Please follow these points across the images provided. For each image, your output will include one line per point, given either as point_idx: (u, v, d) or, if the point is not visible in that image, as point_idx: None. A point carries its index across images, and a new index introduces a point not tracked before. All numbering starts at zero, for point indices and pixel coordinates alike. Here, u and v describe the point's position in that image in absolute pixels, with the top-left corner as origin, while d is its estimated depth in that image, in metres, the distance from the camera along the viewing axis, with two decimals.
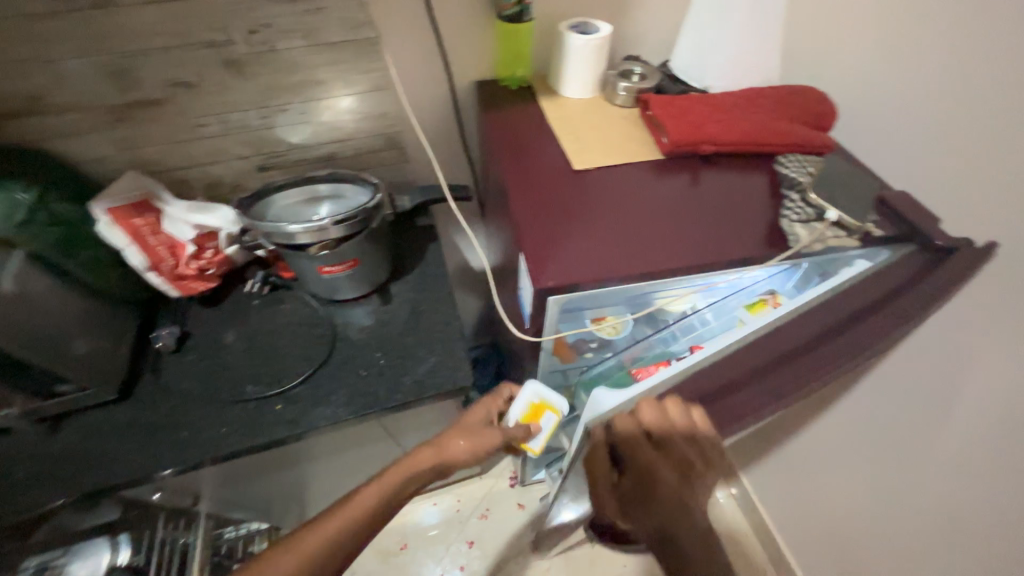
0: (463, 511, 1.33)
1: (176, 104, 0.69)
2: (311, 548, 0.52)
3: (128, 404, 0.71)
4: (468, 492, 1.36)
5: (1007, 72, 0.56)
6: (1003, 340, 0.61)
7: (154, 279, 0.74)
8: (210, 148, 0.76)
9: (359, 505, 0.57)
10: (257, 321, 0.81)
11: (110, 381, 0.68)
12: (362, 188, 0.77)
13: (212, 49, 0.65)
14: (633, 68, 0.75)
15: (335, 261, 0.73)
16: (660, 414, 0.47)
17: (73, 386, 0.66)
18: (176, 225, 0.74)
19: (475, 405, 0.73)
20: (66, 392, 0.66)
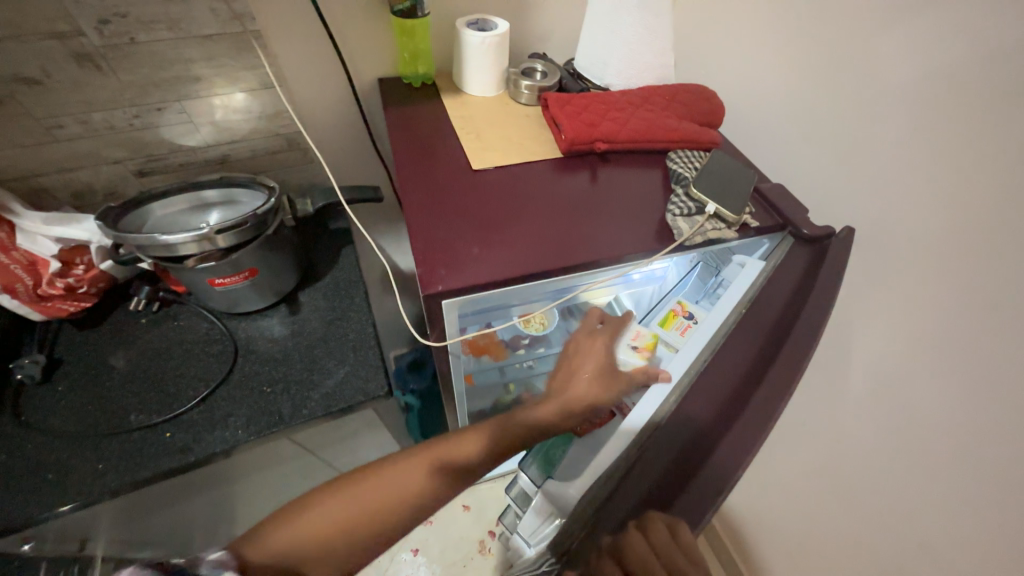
0: None
1: (21, 104, 0.60)
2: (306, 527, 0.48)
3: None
4: None
5: (874, 79, 0.64)
6: (884, 311, 0.68)
7: (9, 302, 0.65)
8: (72, 152, 0.67)
9: (334, 511, 0.49)
10: (145, 340, 0.74)
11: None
12: (257, 193, 0.72)
13: (58, 41, 0.57)
14: (535, 66, 0.75)
15: (227, 272, 0.68)
16: (638, 540, 0.34)
17: None
18: (32, 240, 0.66)
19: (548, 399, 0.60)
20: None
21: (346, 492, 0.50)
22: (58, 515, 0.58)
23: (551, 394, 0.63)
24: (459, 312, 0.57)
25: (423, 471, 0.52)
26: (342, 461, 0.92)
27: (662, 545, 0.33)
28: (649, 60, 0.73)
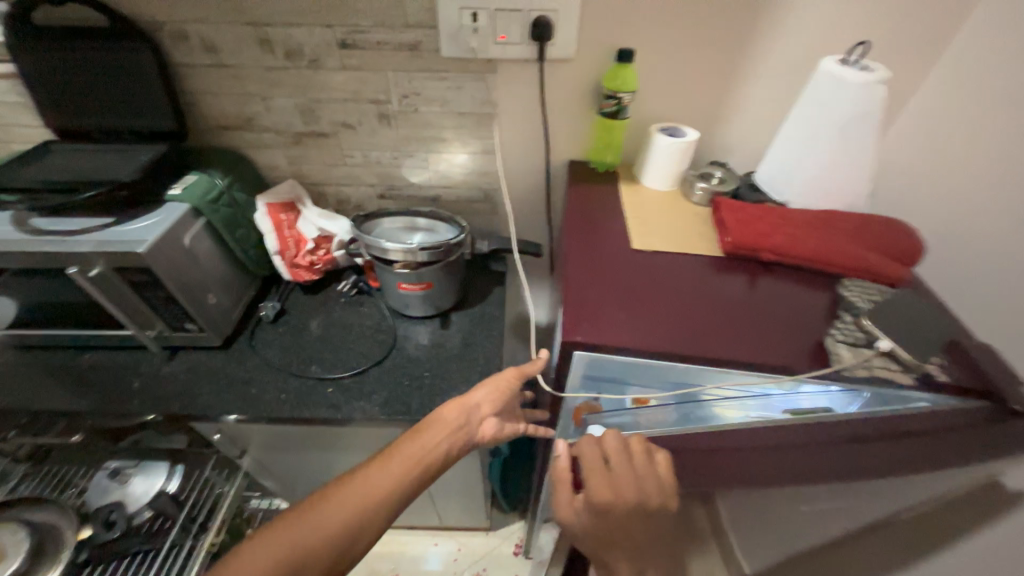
0: (460, 561, 1.30)
1: (337, 138, 0.89)
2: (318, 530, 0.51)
3: (224, 354, 0.86)
4: (471, 544, 1.33)
5: None
6: None
7: (277, 262, 0.91)
8: (348, 174, 0.95)
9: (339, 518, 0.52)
10: (338, 315, 0.95)
11: (220, 331, 0.84)
12: (453, 228, 0.90)
13: (373, 104, 0.84)
14: (714, 172, 0.81)
15: (412, 280, 0.85)
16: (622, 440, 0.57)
17: (197, 327, 0.82)
18: (306, 225, 0.93)
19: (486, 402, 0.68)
20: (190, 330, 0.82)
21: (343, 496, 0.53)
22: (227, 420, 0.78)
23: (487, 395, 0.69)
24: (585, 367, 0.61)
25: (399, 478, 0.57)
26: None
27: (637, 449, 0.57)
28: (837, 186, 0.72)
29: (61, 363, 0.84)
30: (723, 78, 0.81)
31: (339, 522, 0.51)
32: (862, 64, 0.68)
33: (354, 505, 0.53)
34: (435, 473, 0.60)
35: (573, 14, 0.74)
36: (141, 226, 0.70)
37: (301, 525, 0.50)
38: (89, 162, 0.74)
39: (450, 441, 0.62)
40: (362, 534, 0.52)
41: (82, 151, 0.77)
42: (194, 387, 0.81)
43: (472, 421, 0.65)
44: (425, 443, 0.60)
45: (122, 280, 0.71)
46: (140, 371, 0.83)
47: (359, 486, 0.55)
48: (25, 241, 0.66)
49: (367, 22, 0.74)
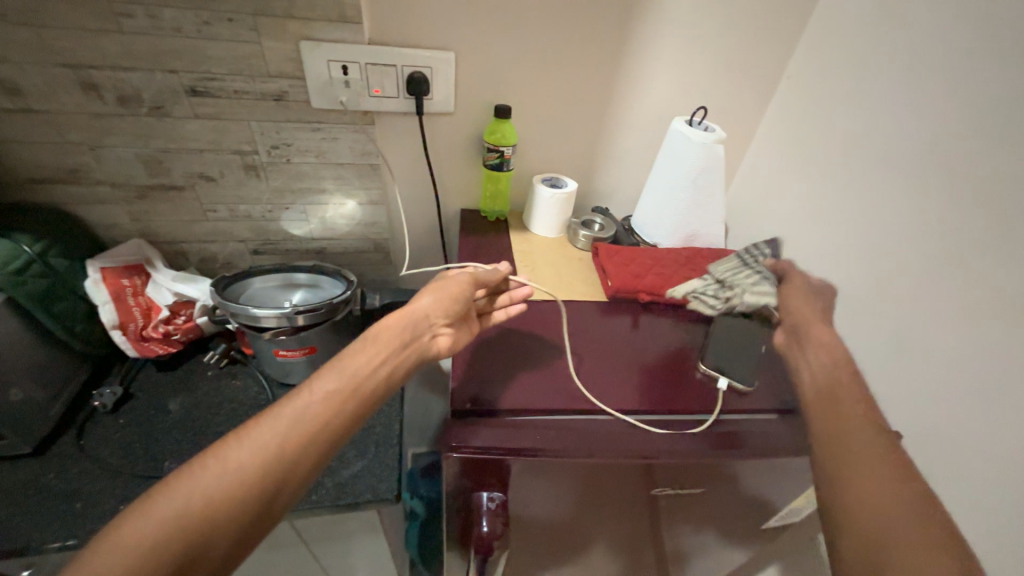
0: None
1: (194, 191, 0.79)
2: (226, 473, 0.38)
3: (37, 463, 0.68)
4: None
5: None
6: None
7: (118, 338, 0.76)
8: (213, 229, 0.84)
9: (252, 454, 0.40)
10: (205, 392, 0.81)
11: (28, 436, 0.66)
12: (340, 283, 0.83)
13: (237, 155, 0.76)
14: (594, 219, 0.86)
15: (292, 346, 0.76)
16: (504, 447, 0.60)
17: None
18: (158, 291, 0.80)
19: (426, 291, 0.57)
20: None
21: (260, 427, 0.42)
22: (48, 551, 0.60)
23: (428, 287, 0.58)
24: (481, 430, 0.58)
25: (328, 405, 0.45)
26: (332, 560, 0.87)
27: None
28: (697, 229, 0.81)
29: None
30: (595, 132, 0.87)
31: (256, 458, 0.40)
32: (704, 125, 0.77)
33: (277, 436, 0.41)
34: (380, 394, 0.49)
35: (448, 71, 0.75)
36: None
37: (209, 471, 0.38)
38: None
39: (395, 359, 0.51)
40: (297, 465, 0.41)
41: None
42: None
43: (422, 333, 0.54)
44: (361, 362, 0.49)
45: None
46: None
47: (279, 417, 0.43)
48: None
49: (221, 70, 0.67)
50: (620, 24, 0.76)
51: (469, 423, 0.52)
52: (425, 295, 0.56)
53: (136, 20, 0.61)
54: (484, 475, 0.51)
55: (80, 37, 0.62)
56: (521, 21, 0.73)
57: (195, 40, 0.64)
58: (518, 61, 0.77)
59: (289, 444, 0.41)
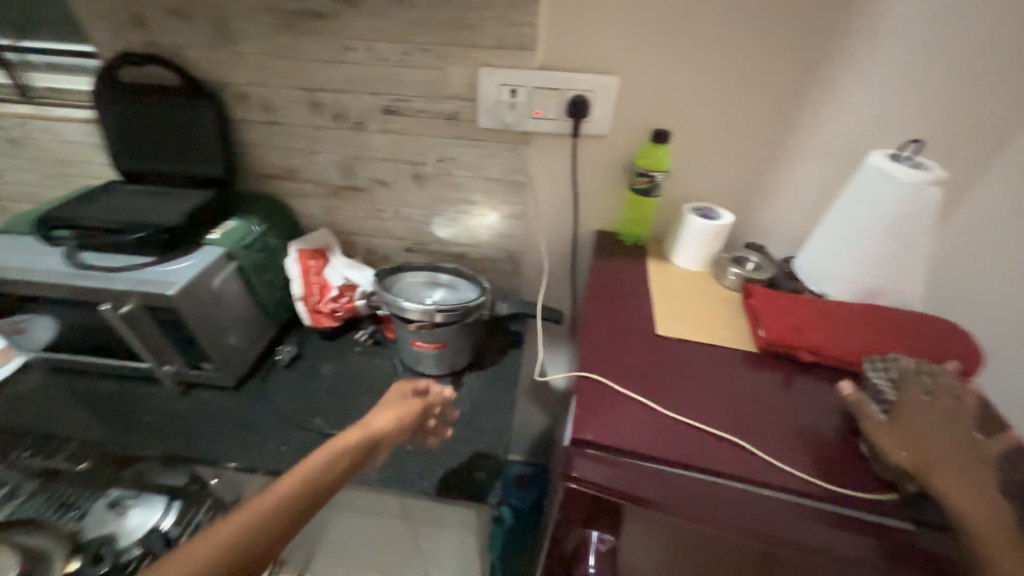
0: None
1: (371, 193, 0.92)
2: (209, 555, 0.44)
3: (234, 396, 0.87)
4: None
5: None
6: None
7: (300, 307, 0.93)
8: (379, 226, 0.98)
9: (231, 536, 0.46)
10: (351, 364, 0.94)
11: (233, 374, 0.85)
12: (474, 287, 0.89)
13: (409, 165, 0.86)
14: (749, 257, 0.77)
15: (427, 339, 0.84)
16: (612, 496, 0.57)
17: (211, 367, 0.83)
18: (333, 273, 0.93)
19: (382, 408, 0.70)
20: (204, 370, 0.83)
21: (248, 512, 0.48)
22: (231, 468, 0.76)
23: (387, 402, 0.71)
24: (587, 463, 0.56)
25: (301, 499, 0.52)
26: (426, 542, 0.94)
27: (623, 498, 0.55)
28: (884, 285, 0.67)
29: (87, 390, 0.87)
30: (759, 162, 0.79)
31: (237, 541, 0.45)
32: (912, 161, 0.64)
33: (259, 521, 0.48)
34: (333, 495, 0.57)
35: (609, 95, 0.74)
36: (180, 267, 0.73)
37: (203, 545, 0.44)
38: (146, 203, 0.80)
39: (353, 463, 0.60)
40: (270, 550, 0.48)
41: (135, 192, 0.82)
42: (199, 429, 0.81)
43: (372, 448, 0.64)
44: (328, 462, 0.57)
45: (150, 318, 0.73)
46: (151, 405, 0.84)
47: (265, 500, 0.49)
48: (71, 272, 0.70)
49: (411, 92, 0.77)
50: (809, 48, 0.69)
51: (588, 457, 0.50)
52: (376, 412, 0.69)
53: (356, 52, 0.74)
54: (595, 515, 0.49)
55: (317, 67, 0.77)
56: (694, 47, 0.70)
57: (396, 67, 0.75)
58: (684, 86, 0.73)
59: (268, 527, 0.48)
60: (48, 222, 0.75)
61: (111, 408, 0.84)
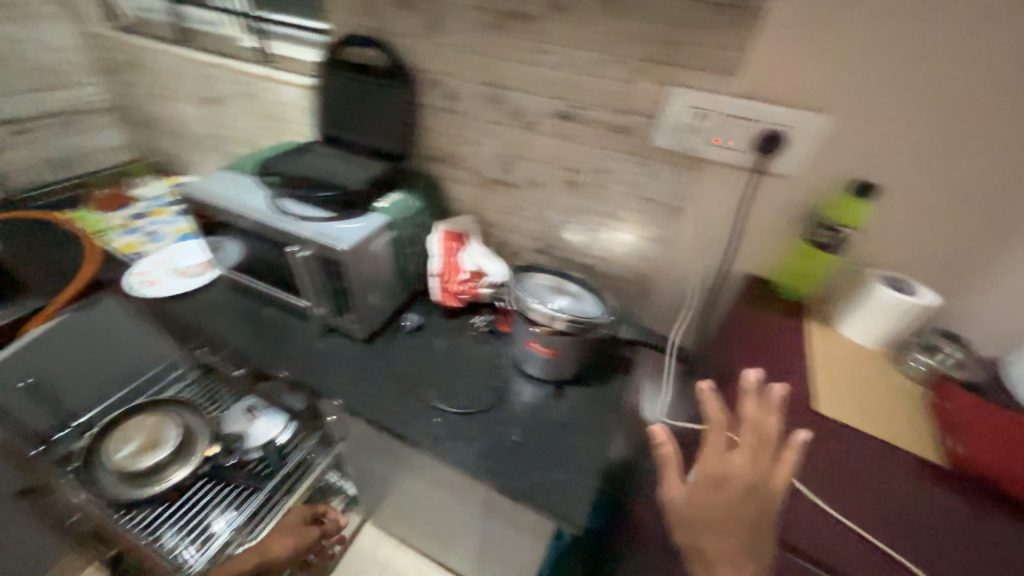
0: None
1: (521, 191, 0.94)
2: None
3: (362, 349, 0.96)
4: None
5: None
6: None
7: (432, 282, 0.99)
8: (518, 223, 1.00)
9: None
10: (464, 347, 0.98)
11: (367, 330, 0.94)
12: (600, 305, 0.87)
13: (566, 171, 0.87)
14: (947, 348, 0.62)
15: (543, 343, 0.84)
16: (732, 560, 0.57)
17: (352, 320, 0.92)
18: (467, 257, 0.98)
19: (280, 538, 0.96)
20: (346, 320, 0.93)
21: None
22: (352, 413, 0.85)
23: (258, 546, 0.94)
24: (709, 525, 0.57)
25: None
26: (492, 534, 0.96)
27: None
28: None
29: (255, 311, 1.03)
30: (984, 239, 0.66)
31: None
32: None
33: None
34: None
35: (810, 135, 0.67)
36: (346, 227, 0.82)
37: None
38: (333, 165, 0.91)
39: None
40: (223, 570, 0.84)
41: (328, 154, 0.95)
42: (331, 371, 0.91)
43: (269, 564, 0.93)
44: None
45: (319, 266, 0.83)
46: (297, 339, 0.97)
47: None
48: (270, 213, 0.84)
49: (591, 101, 0.77)
50: None
51: None
52: (281, 534, 0.97)
53: (549, 56, 0.76)
54: None
55: (507, 66, 0.80)
56: (950, 94, 0.58)
57: (583, 75, 0.76)
58: (914, 138, 0.63)
59: None
60: (265, 170, 0.90)
61: (268, 332, 0.98)
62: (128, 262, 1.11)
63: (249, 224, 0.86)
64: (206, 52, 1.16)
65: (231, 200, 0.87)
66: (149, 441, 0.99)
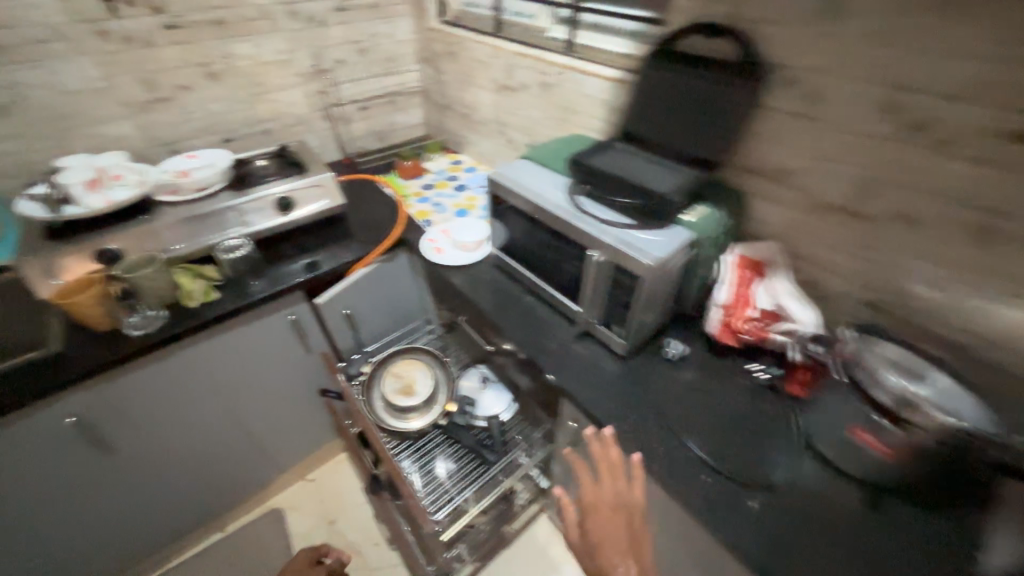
0: None
1: (874, 226, 0.73)
2: None
3: (619, 364, 0.90)
4: None
5: None
6: None
7: (713, 313, 0.85)
8: (848, 265, 0.78)
9: None
10: (734, 396, 0.84)
11: (632, 347, 0.87)
12: (988, 420, 0.60)
13: (979, 213, 0.62)
14: None
15: (880, 437, 0.64)
16: None
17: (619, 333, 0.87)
18: (763, 292, 0.83)
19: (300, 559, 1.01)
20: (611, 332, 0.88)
21: None
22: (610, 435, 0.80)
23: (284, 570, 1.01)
24: None
25: None
26: None
27: None
28: None
29: (517, 297, 1.07)
30: None
31: None
32: None
33: None
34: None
35: None
36: (649, 238, 0.75)
37: None
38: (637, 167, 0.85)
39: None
40: None
41: (631, 154, 0.90)
42: (589, 380, 0.88)
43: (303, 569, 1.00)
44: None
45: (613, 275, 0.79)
46: (556, 336, 0.97)
47: None
48: (570, 210, 0.84)
49: None
50: None
51: None
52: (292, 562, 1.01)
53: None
54: None
55: (932, 62, 0.60)
56: None
57: None
58: None
59: None
60: (570, 165, 0.91)
61: (529, 321, 1.01)
62: (421, 226, 1.29)
63: (548, 218, 0.87)
64: (517, 44, 1.23)
65: (535, 192, 0.91)
66: (410, 383, 1.17)
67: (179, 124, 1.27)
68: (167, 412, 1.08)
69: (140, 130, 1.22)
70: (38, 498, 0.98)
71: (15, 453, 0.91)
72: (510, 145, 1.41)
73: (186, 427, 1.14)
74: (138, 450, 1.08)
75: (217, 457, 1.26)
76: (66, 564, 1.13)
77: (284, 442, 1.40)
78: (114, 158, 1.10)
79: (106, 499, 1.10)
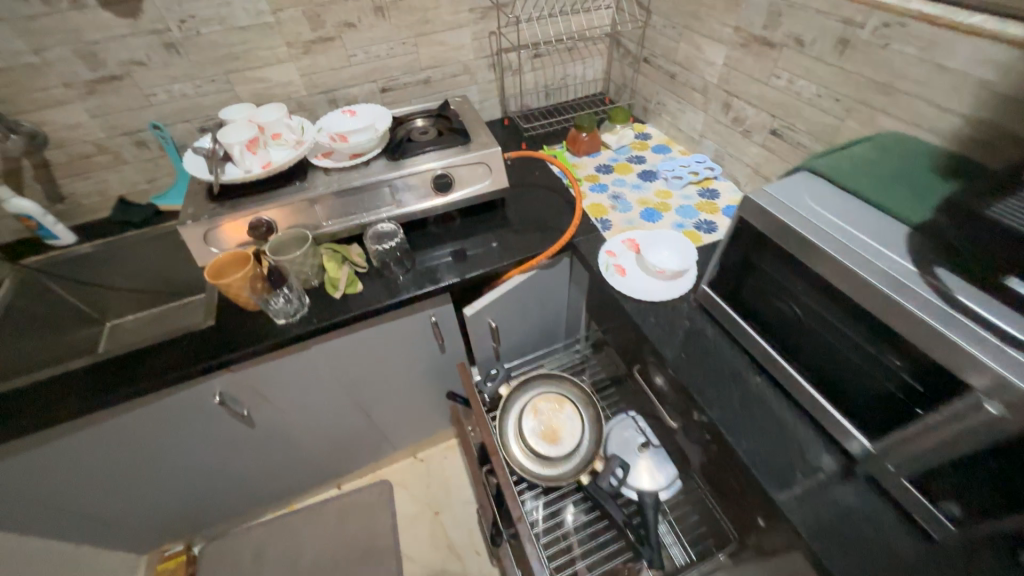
0: None
1: None
2: None
3: (927, 551, 0.55)
4: None
5: None
6: None
7: None
8: None
9: None
10: None
11: (970, 544, 0.51)
12: None
13: None
14: None
15: None
16: None
17: (950, 513, 0.50)
18: None
19: None
20: (929, 502, 0.51)
21: None
22: None
23: None
24: None
25: None
26: None
27: None
28: None
29: (733, 368, 0.74)
30: None
31: None
32: None
33: None
34: None
35: None
36: None
37: None
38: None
39: None
40: None
41: None
42: (868, 564, 0.54)
43: None
44: None
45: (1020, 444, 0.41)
46: (806, 464, 0.63)
47: None
48: (918, 286, 0.48)
49: None
50: None
51: None
52: None
53: None
54: None
55: None
56: None
57: None
58: None
59: None
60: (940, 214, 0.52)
61: (757, 420, 0.68)
62: (596, 228, 0.99)
63: (861, 295, 0.52)
64: None
65: (836, 236, 0.55)
66: (556, 430, 0.97)
67: (341, 69, 1.10)
68: (297, 391, 1.03)
69: (302, 76, 1.08)
70: (188, 450, 1.03)
71: (176, 413, 0.93)
72: (736, 127, 1.00)
73: (316, 406, 1.10)
74: (276, 421, 1.08)
75: (342, 433, 1.24)
76: (207, 498, 1.21)
77: (402, 427, 1.34)
78: (274, 110, 0.97)
79: (240, 456, 1.13)
